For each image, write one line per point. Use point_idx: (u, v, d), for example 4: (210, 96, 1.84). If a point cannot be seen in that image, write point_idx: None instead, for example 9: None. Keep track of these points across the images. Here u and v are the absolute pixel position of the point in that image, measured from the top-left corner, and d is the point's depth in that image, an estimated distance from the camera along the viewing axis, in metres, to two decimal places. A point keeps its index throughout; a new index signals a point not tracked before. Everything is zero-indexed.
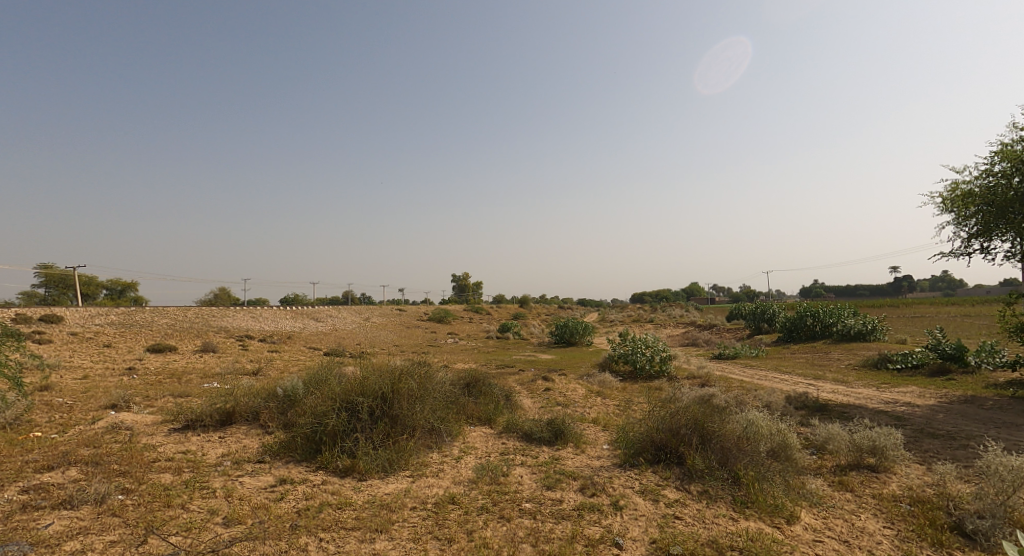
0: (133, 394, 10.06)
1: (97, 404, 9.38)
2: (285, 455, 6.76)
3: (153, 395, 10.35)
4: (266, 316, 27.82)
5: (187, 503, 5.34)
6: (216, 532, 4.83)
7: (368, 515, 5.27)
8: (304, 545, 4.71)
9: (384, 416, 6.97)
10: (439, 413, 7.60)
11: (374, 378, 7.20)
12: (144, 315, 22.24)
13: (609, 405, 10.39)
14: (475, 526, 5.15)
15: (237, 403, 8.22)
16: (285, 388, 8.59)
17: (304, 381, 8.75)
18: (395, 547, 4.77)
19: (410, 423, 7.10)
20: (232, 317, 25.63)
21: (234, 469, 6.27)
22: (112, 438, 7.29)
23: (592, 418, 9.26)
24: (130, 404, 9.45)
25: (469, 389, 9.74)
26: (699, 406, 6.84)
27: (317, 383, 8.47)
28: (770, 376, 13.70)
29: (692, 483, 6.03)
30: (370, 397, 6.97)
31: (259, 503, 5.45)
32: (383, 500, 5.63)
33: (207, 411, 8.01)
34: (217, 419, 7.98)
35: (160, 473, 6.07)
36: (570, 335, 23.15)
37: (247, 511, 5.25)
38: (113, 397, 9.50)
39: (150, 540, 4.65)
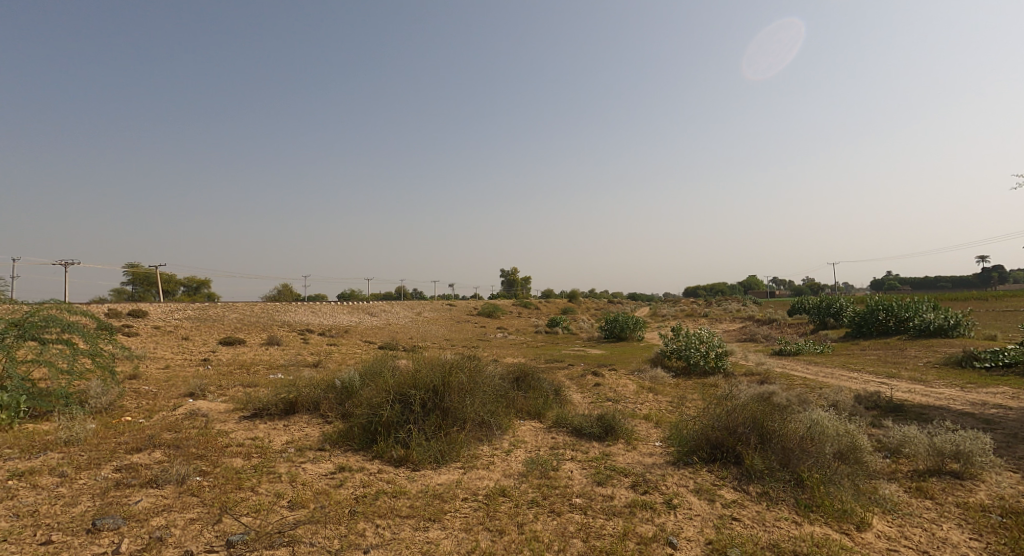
0: (207, 383, 10.74)
1: (176, 392, 10.09)
2: (343, 444, 6.99)
3: (225, 384, 10.99)
4: (325, 311, 29.03)
5: (256, 487, 5.61)
6: (282, 515, 5.05)
7: (421, 504, 5.37)
8: (361, 531, 4.84)
9: (435, 408, 7.09)
10: (489, 406, 7.64)
11: (425, 371, 7.32)
12: (216, 309, 23.74)
13: (662, 401, 10.15)
14: (525, 519, 5.14)
15: (300, 394, 8.58)
16: (343, 380, 8.88)
17: (360, 373, 9.01)
18: (447, 537, 4.82)
19: (461, 416, 7.18)
20: (294, 312, 26.90)
21: (298, 456, 6.56)
22: (189, 423, 7.80)
23: (644, 414, 9.05)
24: (205, 392, 10.09)
25: (518, 384, 9.74)
26: (759, 404, 6.51)
27: (372, 375, 8.72)
28: (837, 373, 12.92)
29: (751, 484, 5.77)
30: (422, 390, 7.09)
31: (321, 488, 5.66)
32: (435, 490, 5.72)
33: (272, 400, 8.42)
34: (282, 408, 8.37)
35: (232, 457, 6.44)
36: (621, 330, 22.73)
37: (310, 496, 5.47)
38: (190, 386, 10.17)
39: (225, 520, 4.92)
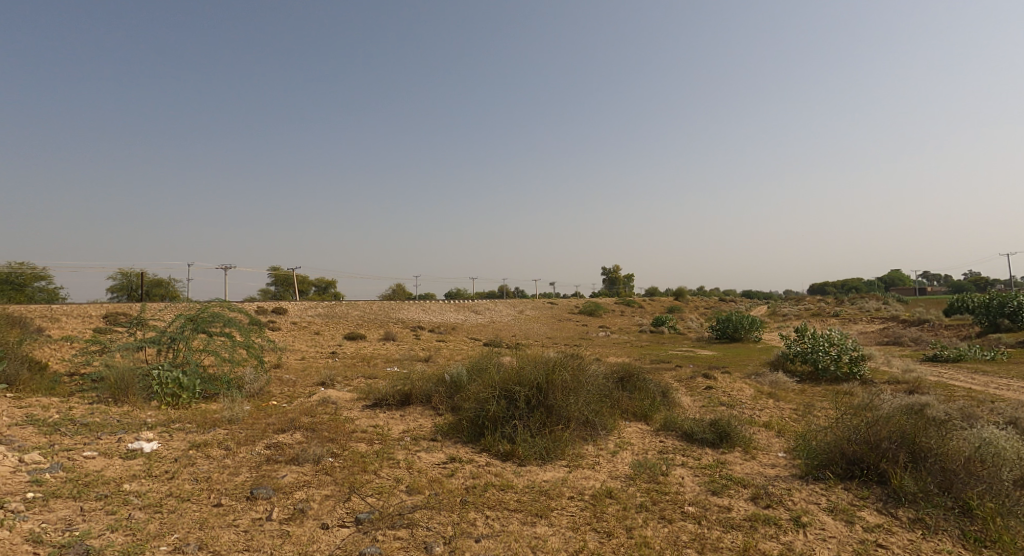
0: (336, 374, 11.84)
1: (311, 381, 11.25)
2: (453, 435, 7.33)
3: (351, 375, 12.04)
4: (434, 309, 30.63)
5: (378, 470, 6.09)
6: (401, 498, 5.42)
7: (529, 499, 5.47)
8: (472, 520, 5.05)
9: (539, 405, 7.17)
10: (593, 405, 7.58)
11: (528, 368, 7.44)
12: (341, 307, 26.05)
13: (785, 408, 9.37)
14: (634, 523, 5.03)
15: (414, 386, 9.13)
16: (452, 374, 9.30)
17: (468, 368, 9.37)
18: (555, 534, 4.87)
19: (566, 414, 7.19)
20: (407, 309, 28.71)
21: (413, 445, 7.00)
22: (322, 409, 8.66)
23: (764, 421, 8.43)
24: (334, 382, 11.14)
25: (623, 384, 9.54)
26: (908, 417, 5.78)
27: (479, 371, 9.05)
28: (1008, 385, 11.04)
29: (901, 508, 5.14)
30: (526, 387, 7.21)
31: (434, 476, 5.99)
32: (542, 486, 5.80)
33: (390, 391, 9.07)
34: (398, 399, 8.97)
35: (358, 441, 7.05)
36: (734, 330, 21.32)
37: (425, 483, 5.81)
38: (322, 376, 11.29)
39: (353, 498, 5.40)
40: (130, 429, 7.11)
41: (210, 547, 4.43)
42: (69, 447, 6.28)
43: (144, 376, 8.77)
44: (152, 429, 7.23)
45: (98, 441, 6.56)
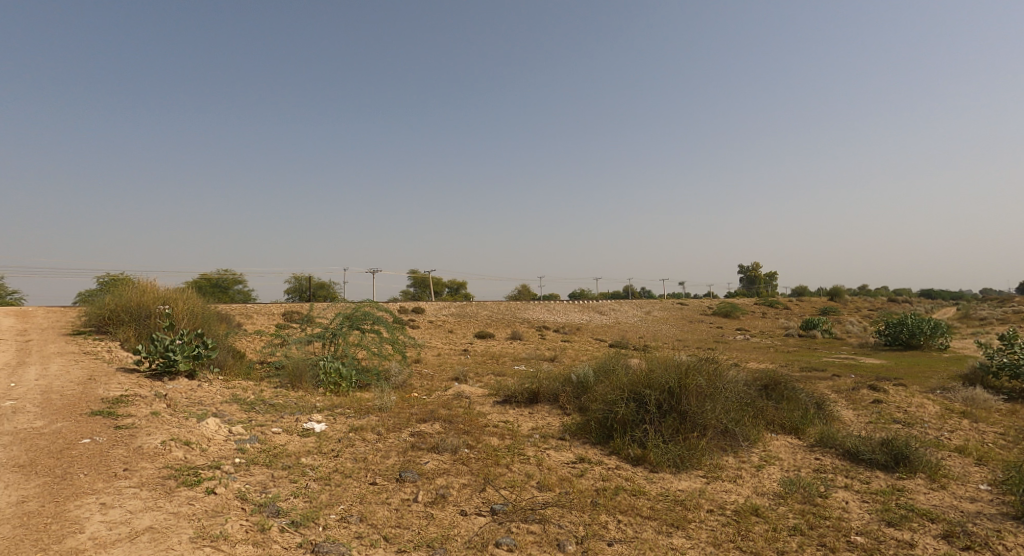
0: (468, 370, 12.46)
1: (446, 376, 11.98)
2: (581, 436, 7.27)
3: (481, 372, 12.59)
4: (560, 309, 30.86)
5: (510, 465, 6.26)
6: (532, 494, 5.51)
7: (663, 508, 5.23)
8: (604, 523, 4.95)
9: (672, 411, 6.81)
10: (733, 414, 7.03)
11: (659, 371, 7.08)
12: (472, 306, 27.40)
13: (982, 432, 7.83)
14: (787, 547, 4.55)
15: (541, 385, 9.23)
16: (578, 374, 9.23)
17: (594, 369, 9.24)
18: (694, 547, 4.59)
19: (702, 422, 6.75)
20: (533, 310, 29.29)
21: (542, 442, 7.08)
22: (457, 403, 9.16)
23: (953, 445, 7.13)
24: (467, 377, 11.73)
25: (767, 392, 8.71)
26: None
27: (606, 372, 8.88)
28: None
29: None
30: (657, 391, 6.87)
31: (564, 475, 5.99)
32: (677, 496, 5.50)
33: (519, 389, 9.28)
34: (526, 397, 9.14)
35: (491, 435, 7.33)
36: (909, 336, 18.40)
37: (555, 480, 5.84)
38: (456, 372, 11.95)
39: (488, 489, 5.62)
40: (304, 411, 8.18)
41: (368, 520, 4.90)
42: (261, 423, 7.40)
43: (314, 365, 10.04)
44: (320, 412, 8.24)
45: (281, 419, 7.65)
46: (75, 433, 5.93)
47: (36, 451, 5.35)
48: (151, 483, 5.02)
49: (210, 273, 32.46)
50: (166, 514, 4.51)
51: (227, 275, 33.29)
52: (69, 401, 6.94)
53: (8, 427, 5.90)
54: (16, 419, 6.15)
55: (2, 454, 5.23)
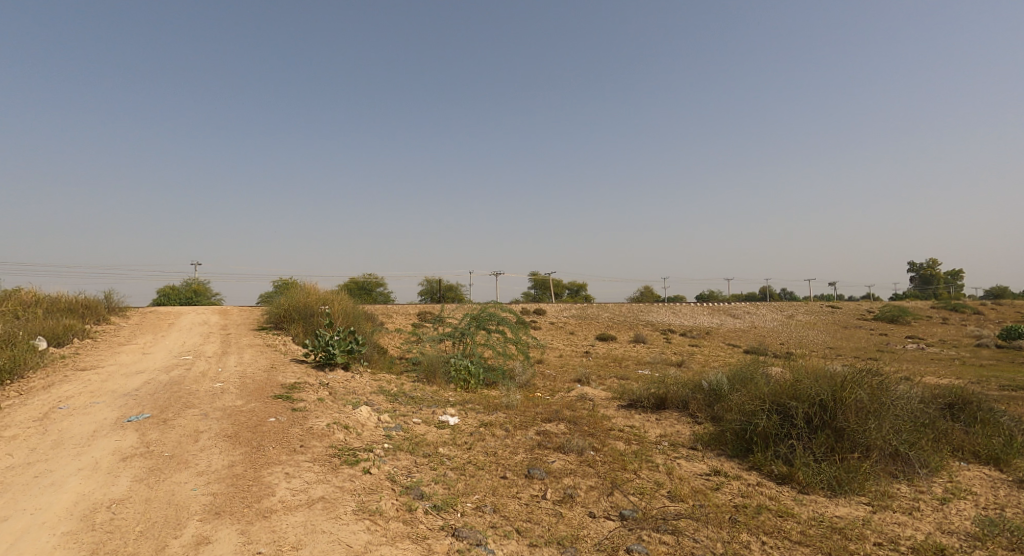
0: (591, 372, 12.48)
1: (569, 377, 12.12)
2: (716, 447, 6.92)
3: (604, 374, 12.53)
4: (686, 312, 29.47)
5: (638, 471, 6.18)
6: (663, 503, 5.40)
7: (816, 534, 4.81)
8: (746, 542, 4.69)
9: (825, 427, 6.21)
10: (905, 436, 6.21)
11: (806, 381, 6.54)
12: (593, 308, 27.26)
13: None
14: None
15: (669, 390, 8.92)
16: (710, 381, 8.71)
17: (728, 376, 8.69)
18: None
19: (862, 442, 6.06)
20: (658, 312, 28.32)
21: (672, 450, 6.87)
22: (581, 405, 9.24)
23: None
24: (589, 379, 11.76)
25: (954, 414, 7.53)
26: None
27: (742, 380, 8.33)
28: None
29: None
30: (806, 403, 6.33)
31: (698, 487, 5.77)
32: (834, 522, 5.02)
33: (644, 394, 9.08)
34: (652, 403, 8.91)
35: (616, 440, 7.29)
36: None
37: (688, 492, 5.65)
38: (578, 373, 12.03)
39: (615, 494, 5.62)
40: (439, 405, 8.85)
41: (501, 511, 5.18)
42: (404, 413, 8.17)
43: (445, 362, 10.79)
44: (453, 406, 8.85)
45: (420, 411, 8.36)
46: (263, 412, 7.08)
47: (237, 425, 6.49)
48: (321, 459, 5.82)
49: (356, 276, 36.25)
50: (334, 487, 5.20)
51: (370, 277, 36.93)
52: (257, 385, 8.29)
53: (216, 404, 7.22)
54: (222, 398, 7.50)
55: (214, 425, 6.42)
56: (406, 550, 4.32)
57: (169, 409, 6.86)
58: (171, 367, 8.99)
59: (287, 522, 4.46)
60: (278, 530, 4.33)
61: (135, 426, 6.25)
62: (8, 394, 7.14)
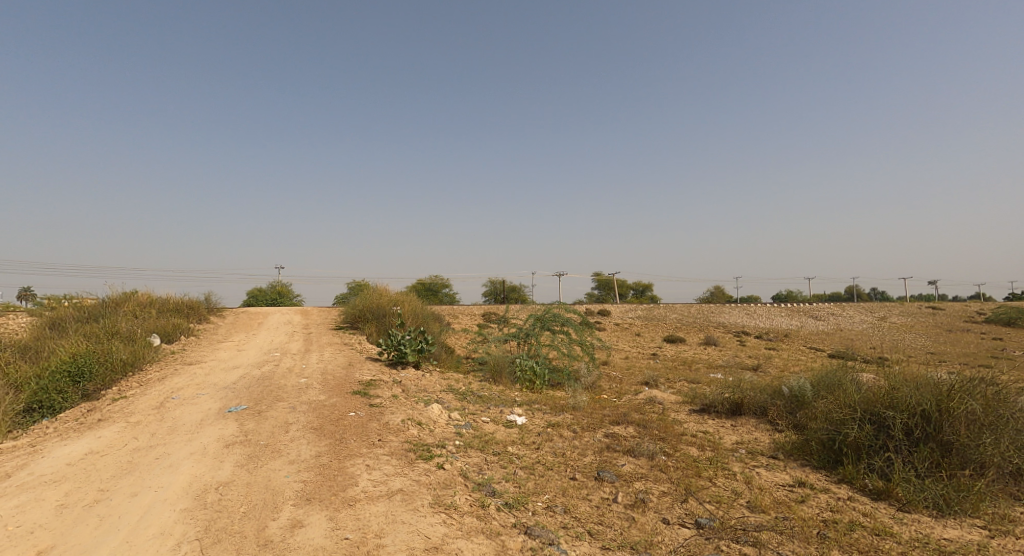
0: (659, 375, 12.18)
1: (636, 379, 11.89)
2: (800, 457, 6.55)
3: (674, 377, 12.18)
4: (761, 313, 28.03)
5: (714, 478, 5.97)
6: (743, 513, 5.19)
7: None
8: None
9: (929, 440, 5.71)
10: None
11: (905, 389, 6.04)
12: (660, 309, 26.51)
13: None
14: None
15: (745, 396, 8.53)
16: (791, 386, 8.26)
17: (812, 382, 8.19)
18: None
19: (973, 458, 5.52)
20: (730, 314, 27.13)
21: (750, 459, 6.57)
22: (650, 408, 9.04)
23: None
24: (658, 382, 11.48)
25: None
26: None
27: (828, 387, 7.82)
28: None
29: None
30: (905, 413, 5.86)
31: (781, 498, 5.49)
32: (942, 545, 4.61)
33: (718, 398, 8.75)
34: (727, 408, 8.56)
35: (689, 445, 7.08)
36: None
37: (770, 503, 5.39)
38: (646, 376, 11.78)
39: (690, 501, 5.47)
40: (506, 404, 8.97)
41: (572, 513, 5.19)
42: (473, 411, 8.35)
43: (511, 363, 10.90)
44: (520, 406, 8.94)
45: (488, 410, 8.51)
46: (344, 406, 7.49)
47: (322, 418, 6.92)
48: (398, 453, 6.08)
49: (424, 277, 37.46)
50: (411, 480, 5.42)
51: (438, 279, 38.01)
52: (337, 381, 8.78)
53: (303, 398, 7.73)
54: (307, 392, 8.02)
55: (302, 417, 6.88)
56: (481, 544, 4.43)
57: (262, 402, 7.42)
58: (262, 363, 9.71)
59: (369, 511, 4.70)
60: (362, 518, 4.57)
61: (234, 416, 6.82)
62: (130, 384, 8.00)
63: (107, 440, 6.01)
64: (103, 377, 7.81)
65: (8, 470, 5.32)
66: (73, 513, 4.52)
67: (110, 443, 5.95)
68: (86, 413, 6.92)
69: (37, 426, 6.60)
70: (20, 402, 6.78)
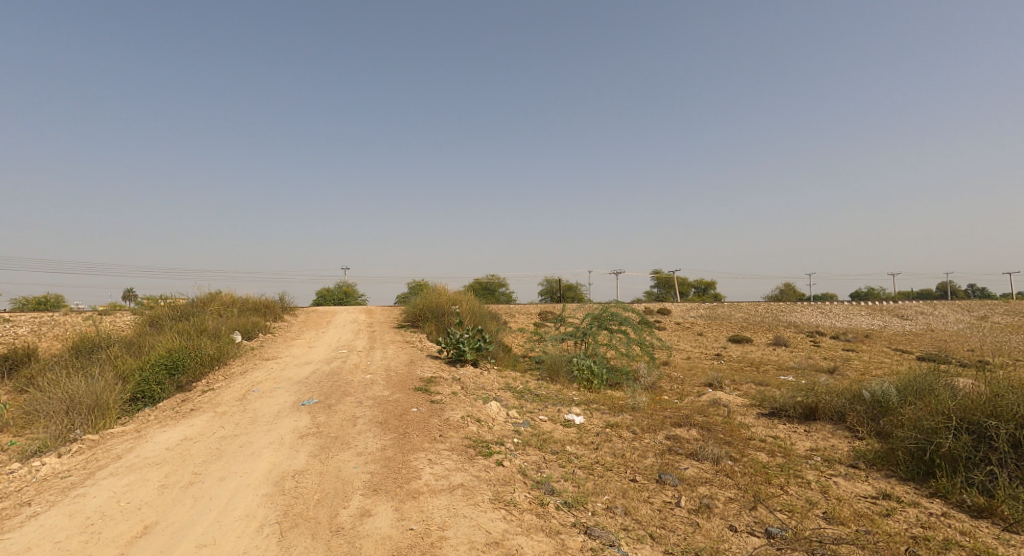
0: (724, 377, 11.71)
1: (699, 381, 11.49)
2: (884, 467, 6.10)
3: (740, 379, 11.68)
4: (837, 313, 26.32)
5: (786, 486, 5.68)
6: (819, 525, 4.91)
7: None
8: None
9: None
10: None
11: (1010, 397, 5.49)
12: (724, 308, 25.46)
13: None
14: None
15: (821, 400, 8.05)
16: (872, 391, 7.70)
17: (897, 387, 7.59)
18: None
19: None
20: (802, 313, 25.68)
21: (826, 467, 6.19)
22: (715, 411, 8.71)
23: None
24: (722, 384, 11.05)
25: None
26: None
27: (917, 393, 7.22)
28: None
29: None
30: (1010, 423, 5.33)
31: (862, 510, 5.14)
32: None
33: (790, 402, 8.29)
34: (801, 412, 8.11)
35: (757, 450, 6.77)
36: None
37: (850, 515, 5.06)
38: (710, 377, 11.35)
39: (760, 509, 5.23)
40: (564, 403, 8.93)
41: (633, 515, 5.09)
42: (531, 410, 8.37)
43: (568, 362, 10.84)
44: (578, 406, 8.87)
45: (546, 409, 8.50)
46: (407, 402, 7.73)
47: (387, 413, 7.18)
48: (459, 448, 6.21)
49: (481, 277, 38.06)
50: (472, 475, 5.51)
51: (495, 279, 38.50)
52: (400, 377, 9.07)
53: (369, 393, 8.05)
54: (372, 388, 8.33)
55: (368, 412, 7.17)
56: (541, 542, 4.43)
57: (332, 396, 7.80)
58: (331, 359, 10.19)
59: (433, 504, 4.83)
60: (425, 510, 4.70)
61: (308, 409, 7.20)
62: (216, 378, 8.64)
63: (199, 428, 6.52)
64: (194, 370, 8.47)
65: (118, 452, 5.89)
66: (172, 493, 4.94)
67: (201, 430, 6.45)
68: (180, 403, 7.54)
69: (140, 414, 7.25)
70: (127, 391, 7.49)
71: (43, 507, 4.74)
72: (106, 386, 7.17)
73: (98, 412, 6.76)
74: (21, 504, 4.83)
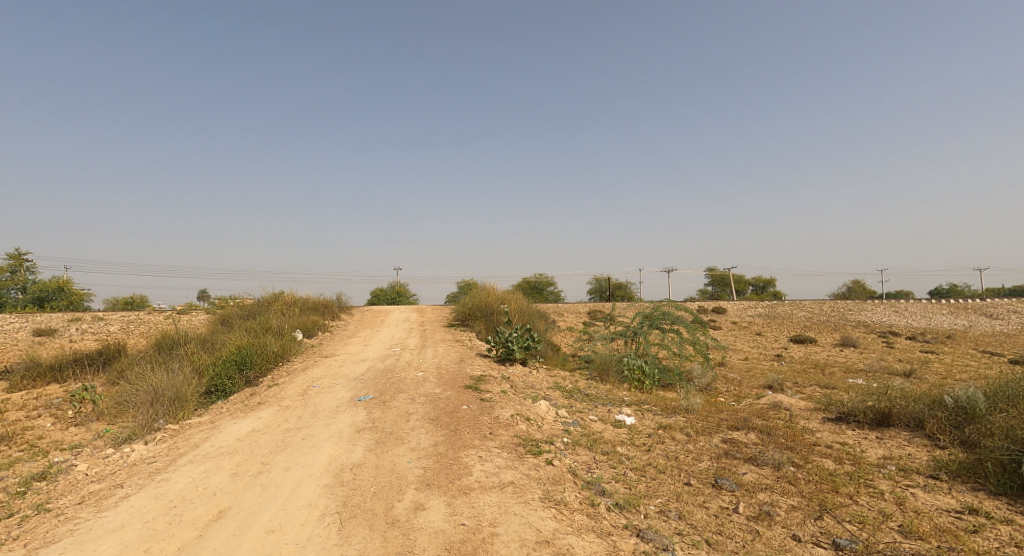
0: (786, 379, 11.18)
1: (758, 383, 11.03)
2: (970, 479, 5.65)
3: (802, 382, 11.11)
4: (914, 312, 24.53)
5: (855, 496, 5.37)
6: (894, 538, 4.61)
7: None
8: None
9: None
10: None
11: None
12: (786, 307, 24.31)
13: None
14: None
15: (895, 405, 7.54)
16: (957, 397, 7.12)
17: (985, 393, 6.99)
18: None
19: None
20: (872, 311, 24.14)
21: (902, 477, 5.80)
22: (776, 414, 8.34)
23: None
24: (783, 386, 10.55)
25: None
26: None
27: (1010, 400, 6.61)
28: None
29: None
30: None
31: (944, 526, 4.77)
32: None
33: (860, 407, 7.83)
34: (872, 418, 7.64)
35: (822, 457, 6.43)
36: None
37: (930, 529, 4.71)
38: (770, 379, 10.87)
39: (825, 518, 4.97)
40: (614, 404, 8.80)
41: (688, 519, 4.96)
42: (581, 410, 8.31)
43: (619, 362, 10.69)
44: (629, 406, 8.71)
45: (596, 408, 8.42)
46: (457, 400, 7.86)
47: (438, 410, 7.32)
48: (508, 446, 6.24)
49: (531, 276, 38.19)
50: (522, 474, 5.53)
51: (544, 278, 38.52)
52: (451, 375, 9.24)
53: (421, 390, 8.23)
54: (424, 385, 8.51)
55: (420, 408, 7.34)
56: (593, 543, 4.40)
57: (386, 392, 8.03)
58: (385, 356, 10.52)
59: (484, 500, 4.89)
60: (476, 506, 4.77)
61: (364, 404, 7.45)
62: (281, 374, 9.09)
63: (266, 420, 6.88)
64: (261, 366, 8.94)
65: (196, 441, 6.32)
66: (243, 480, 5.25)
67: (268, 422, 6.82)
68: (249, 396, 7.99)
69: (214, 406, 7.75)
70: (202, 385, 8.01)
71: (133, 489, 5.15)
72: (185, 379, 7.71)
73: (178, 404, 7.27)
74: (114, 486, 5.26)
